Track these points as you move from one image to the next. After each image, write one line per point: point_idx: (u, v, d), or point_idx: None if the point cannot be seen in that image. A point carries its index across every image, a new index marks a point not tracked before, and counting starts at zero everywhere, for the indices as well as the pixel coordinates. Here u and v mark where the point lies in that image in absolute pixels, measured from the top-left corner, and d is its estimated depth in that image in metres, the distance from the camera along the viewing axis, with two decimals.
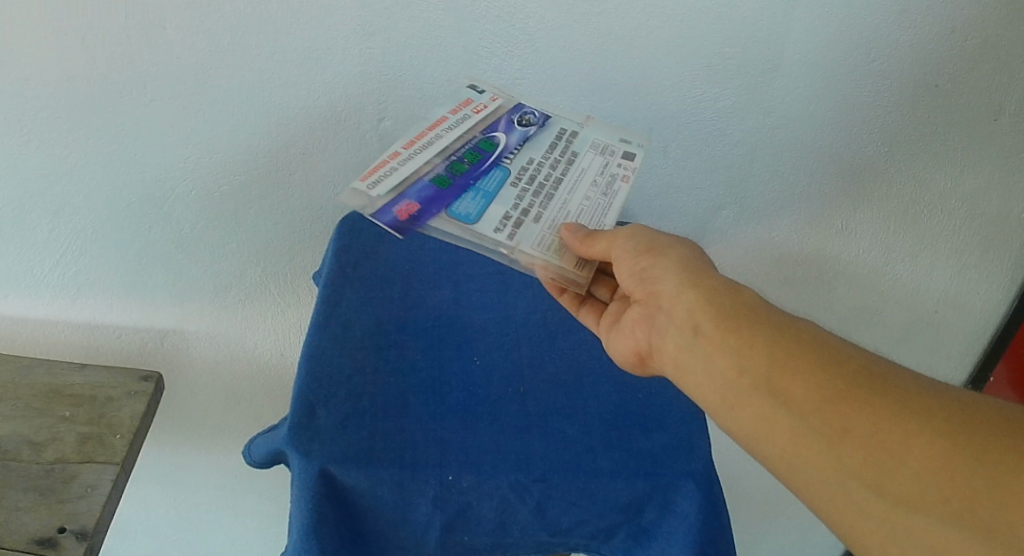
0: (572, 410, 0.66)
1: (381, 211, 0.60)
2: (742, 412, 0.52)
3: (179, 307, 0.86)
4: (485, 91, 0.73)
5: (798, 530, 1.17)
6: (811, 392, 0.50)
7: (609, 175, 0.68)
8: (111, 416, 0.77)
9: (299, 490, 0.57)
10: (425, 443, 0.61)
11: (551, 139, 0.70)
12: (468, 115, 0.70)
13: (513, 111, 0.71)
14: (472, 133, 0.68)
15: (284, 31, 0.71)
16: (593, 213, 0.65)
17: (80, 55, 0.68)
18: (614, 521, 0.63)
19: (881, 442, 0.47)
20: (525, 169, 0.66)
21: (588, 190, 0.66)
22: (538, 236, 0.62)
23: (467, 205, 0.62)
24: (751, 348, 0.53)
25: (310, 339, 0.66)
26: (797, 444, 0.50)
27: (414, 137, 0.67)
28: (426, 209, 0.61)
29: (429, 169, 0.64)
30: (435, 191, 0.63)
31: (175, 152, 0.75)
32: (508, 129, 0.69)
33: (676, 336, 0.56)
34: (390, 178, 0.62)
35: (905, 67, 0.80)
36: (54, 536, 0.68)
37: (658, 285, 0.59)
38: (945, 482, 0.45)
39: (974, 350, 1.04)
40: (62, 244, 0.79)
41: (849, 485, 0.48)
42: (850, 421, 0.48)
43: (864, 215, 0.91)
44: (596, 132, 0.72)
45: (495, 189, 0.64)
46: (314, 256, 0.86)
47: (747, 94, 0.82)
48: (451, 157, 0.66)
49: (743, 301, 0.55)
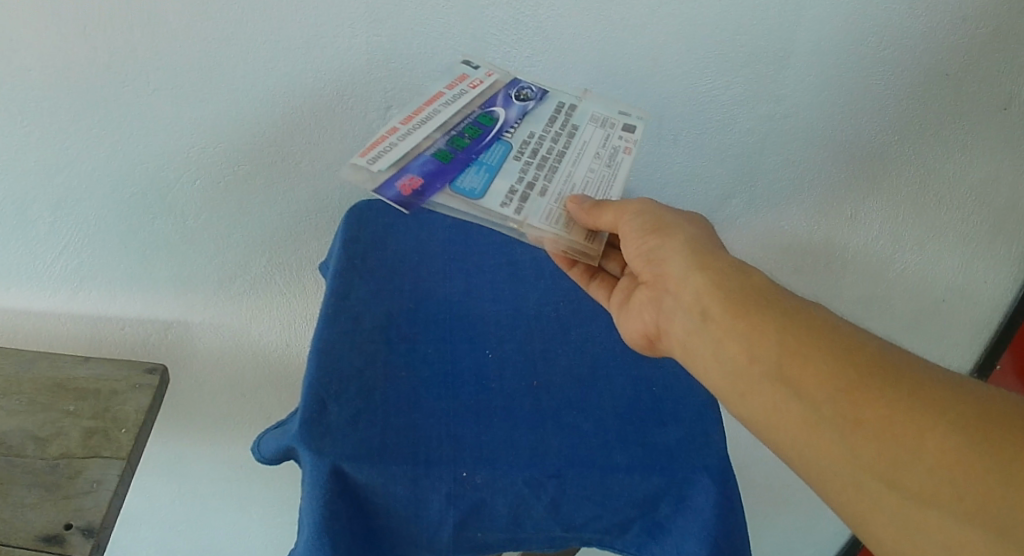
0: (586, 404, 0.65)
1: (384, 186, 0.58)
2: (754, 402, 0.51)
3: (183, 299, 0.84)
4: (480, 66, 0.71)
5: (804, 517, 1.17)
6: (825, 381, 0.48)
7: (612, 147, 0.66)
8: (116, 410, 0.76)
9: (311, 486, 0.57)
10: (439, 440, 0.60)
11: (549, 112, 0.68)
12: (465, 91, 0.68)
13: (509, 85, 0.69)
14: (472, 108, 0.66)
15: (288, 19, 0.69)
16: (598, 186, 0.64)
17: (81, 43, 0.66)
18: (628, 517, 0.62)
19: (889, 432, 0.45)
20: (527, 142, 0.65)
21: (592, 162, 0.65)
22: (545, 209, 0.61)
23: (470, 179, 0.61)
24: (762, 334, 0.51)
25: (320, 333, 0.65)
26: (807, 434, 0.48)
27: (412, 113, 0.65)
28: (430, 184, 0.59)
29: (430, 145, 0.62)
30: (437, 165, 0.61)
31: (177, 143, 0.74)
32: (505, 102, 0.67)
33: (684, 320, 0.55)
34: (392, 154, 0.61)
35: (918, 55, 0.79)
36: (60, 532, 0.68)
37: (664, 266, 0.58)
38: (959, 478, 0.43)
39: (981, 336, 1.03)
40: (61, 236, 0.77)
41: (862, 477, 0.46)
42: (862, 411, 0.46)
43: (874, 203, 0.90)
44: (596, 105, 0.70)
45: (498, 162, 0.63)
46: (320, 246, 0.84)
47: (757, 83, 0.80)
48: (451, 132, 0.64)
49: (753, 284, 0.54)
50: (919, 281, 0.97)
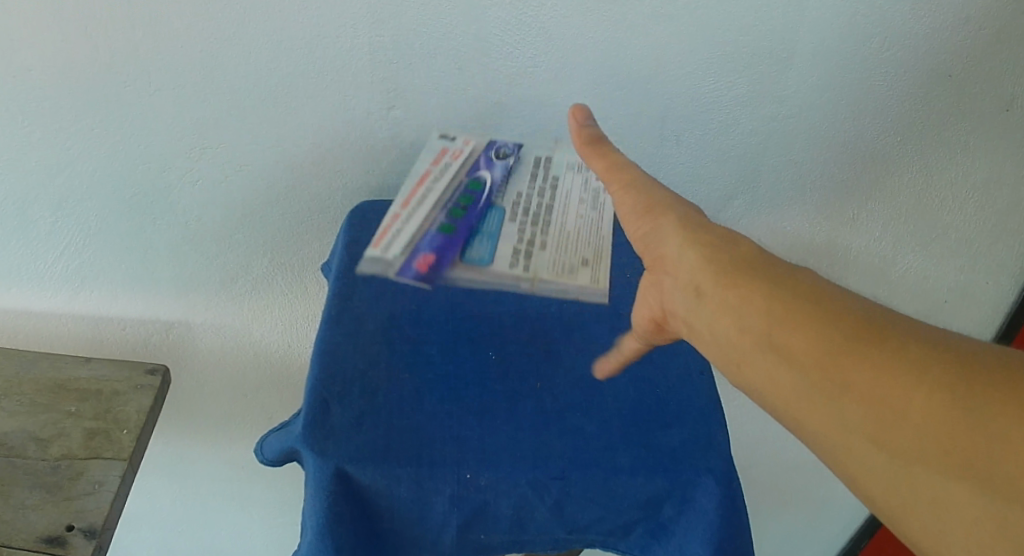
0: (590, 406, 0.65)
1: (403, 269, 0.57)
2: (749, 373, 0.49)
3: (185, 299, 0.84)
4: (456, 137, 0.74)
5: (804, 517, 1.17)
6: (813, 347, 0.46)
7: (592, 190, 0.69)
8: (117, 411, 0.75)
9: (315, 488, 0.57)
10: (442, 441, 0.60)
11: (528, 168, 0.71)
12: (450, 162, 0.70)
13: (487, 148, 0.72)
14: (460, 178, 0.67)
15: (291, 19, 0.69)
16: (589, 229, 0.65)
17: (82, 44, 0.66)
18: (632, 518, 0.62)
19: (879, 395, 0.43)
20: (517, 204, 0.66)
21: (579, 208, 0.67)
22: (552, 263, 0.61)
23: (479, 248, 0.60)
24: (751, 304, 0.49)
25: (323, 334, 0.65)
26: (799, 400, 0.46)
27: (405, 196, 0.64)
28: (443, 256, 0.58)
29: (431, 220, 0.61)
30: (443, 237, 0.60)
31: (178, 143, 0.73)
32: (489, 166, 0.70)
33: (679, 297, 0.53)
34: (399, 237, 0.59)
35: (922, 56, 0.79)
36: (62, 534, 0.67)
37: (660, 248, 0.55)
38: (947, 433, 0.40)
39: (983, 337, 1.03)
40: (63, 236, 0.77)
41: (854, 442, 0.44)
42: (850, 375, 0.44)
43: (876, 203, 0.90)
44: (568, 154, 0.74)
45: (498, 228, 0.63)
46: (321, 246, 0.84)
47: (760, 83, 0.80)
48: (447, 205, 0.63)
49: (741, 255, 0.52)
50: (921, 282, 0.97)
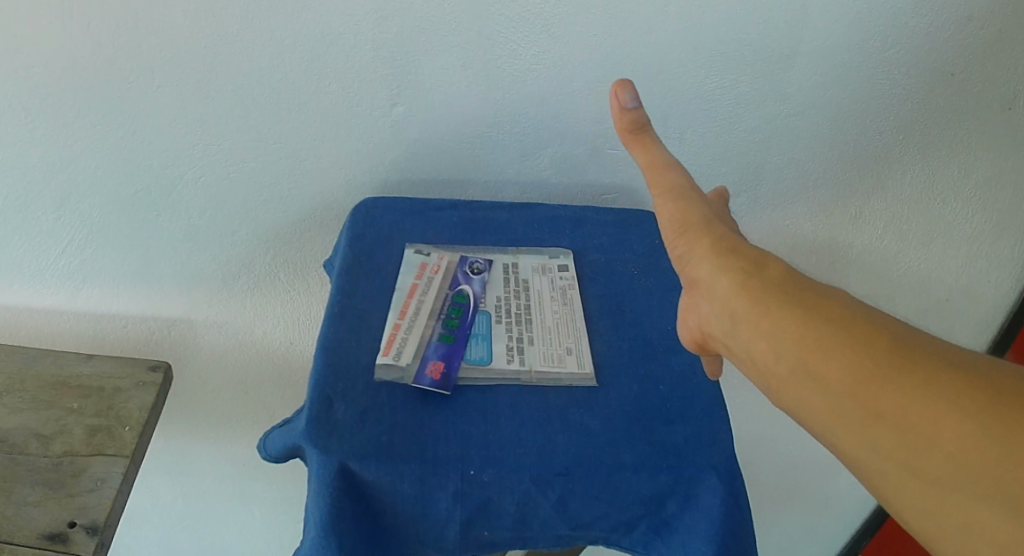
0: (594, 402, 0.64)
1: (418, 377, 0.62)
2: (786, 395, 0.48)
3: (187, 296, 0.84)
4: (431, 251, 0.74)
5: (805, 515, 1.17)
6: (844, 373, 0.44)
7: (561, 288, 0.73)
8: (120, 407, 0.75)
9: (318, 485, 0.57)
10: (446, 438, 0.60)
11: (500, 274, 0.73)
12: (430, 276, 0.71)
13: (462, 262, 0.73)
14: (444, 291, 0.70)
15: (293, 15, 0.69)
16: (567, 322, 0.71)
17: (85, 39, 0.66)
18: (635, 515, 0.62)
19: (911, 420, 0.41)
20: (499, 304, 0.71)
21: (552, 306, 0.72)
22: (543, 355, 0.67)
23: (477, 350, 0.66)
24: (782, 331, 0.47)
25: (327, 331, 0.65)
26: (832, 422, 0.45)
27: (399, 307, 0.68)
28: (450, 362, 0.64)
29: (430, 331, 0.67)
30: (446, 347, 0.66)
31: (180, 140, 0.73)
32: (467, 278, 0.72)
33: (717, 322, 0.52)
34: (409, 346, 0.65)
35: (924, 54, 0.79)
36: (64, 530, 0.67)
37: (694, 272, 0.54)
38: (977, 462, 0.39)
39: (985, 336, 1.03)
40: (66, 232, 0.77)
41: (886, 467, 0.42)
42: (881, 402, 0.42)
43: (878, 202, 0.90)
44: (529, 252, 0.77)
45: (488, 329, 0.68)
46: (324, 244, 0.84)
47: (763, 81, 0.80)
48: (440, 315, 0.68)
49: (771, 278, 0.50)
50: (923, 280, 0.98)
